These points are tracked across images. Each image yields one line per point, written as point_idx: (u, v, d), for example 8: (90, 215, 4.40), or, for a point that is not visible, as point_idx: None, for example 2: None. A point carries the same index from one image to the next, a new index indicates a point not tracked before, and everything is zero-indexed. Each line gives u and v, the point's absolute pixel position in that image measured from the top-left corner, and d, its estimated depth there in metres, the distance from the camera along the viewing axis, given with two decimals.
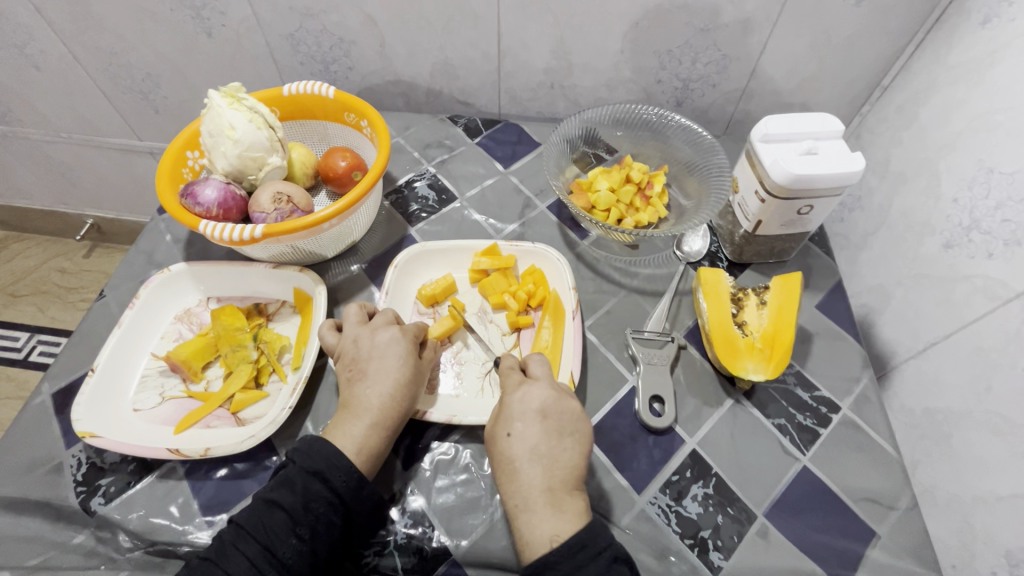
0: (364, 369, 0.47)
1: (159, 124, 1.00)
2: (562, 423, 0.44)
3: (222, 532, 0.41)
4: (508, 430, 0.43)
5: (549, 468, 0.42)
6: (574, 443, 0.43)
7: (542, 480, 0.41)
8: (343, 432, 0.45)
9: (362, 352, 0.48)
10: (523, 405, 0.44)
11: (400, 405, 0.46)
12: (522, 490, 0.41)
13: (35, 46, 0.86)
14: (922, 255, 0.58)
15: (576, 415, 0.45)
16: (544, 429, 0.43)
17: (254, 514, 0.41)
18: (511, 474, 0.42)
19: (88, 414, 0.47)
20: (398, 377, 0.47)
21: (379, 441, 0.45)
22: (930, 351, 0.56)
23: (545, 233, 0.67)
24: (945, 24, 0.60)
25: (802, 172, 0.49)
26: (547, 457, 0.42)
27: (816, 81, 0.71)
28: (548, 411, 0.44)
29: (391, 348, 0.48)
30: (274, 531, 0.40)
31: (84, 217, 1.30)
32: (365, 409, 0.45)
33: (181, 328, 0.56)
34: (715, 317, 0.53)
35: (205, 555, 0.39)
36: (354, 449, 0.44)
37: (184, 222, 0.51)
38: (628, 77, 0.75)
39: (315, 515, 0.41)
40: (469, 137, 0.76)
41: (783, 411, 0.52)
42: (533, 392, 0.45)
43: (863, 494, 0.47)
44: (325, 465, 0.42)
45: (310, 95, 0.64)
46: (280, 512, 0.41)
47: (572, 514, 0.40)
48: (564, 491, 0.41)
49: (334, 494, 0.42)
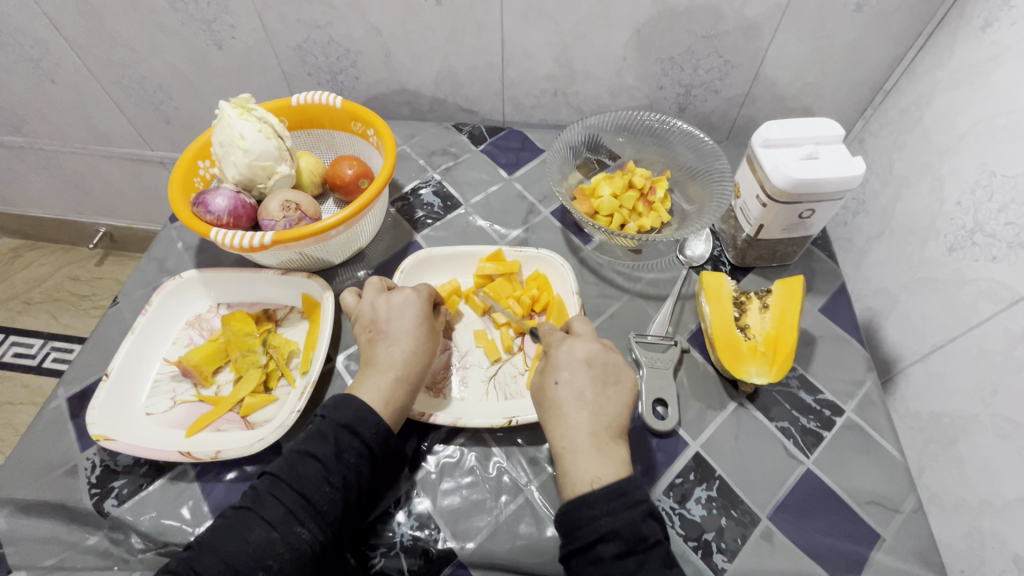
0: (383, 330, 0.49)
1: (171, 134, 1.02)
2: (606, 373, 0.46)
3: (263, 475, 0.44)
4: (556, 379, 0.46)
5: (596, 414, 0.44)
6: (619, 393, 0.46)
7: (588, 424, 0.43)
8: (369, 385, 0.47)
9: (380, 314, 0.50)
10: (568, 355, 0.46)
11: (419, 360, 0.49)
12: (569, 432, 0.43)
13: (51, 60, 0.88)
14: (926, 258, 0.59)
15: (621, 367, 0.47)
16: (590, 378, 0.45)
17: (287, 464, 0.43)
18: (558, 418, 0.44)
19: (103, 417, 0.49)
20: (416, 334, 0.49)
21: (404, 394, 0.47)
22: (936, 354, 0.56)
23: (549, 239, 0.67)
24: (945, 28, 0.61)
25: (802, 177, 0.50)
26: (592, 404, 0.44)
27: (817, 87, 0.72)
28: (593, 361, 0.46)
29: (408, 309, 0.50)
30: (306, 480, 0.42)
31: (97, 225, 1.33)
32: (389, 365, 0.48)
33: (193, 333, 0.57)
34: (718, 321, 0.53)
35: (242, 502, 0.42)
36: (380, 401, 0.46)
37: (196, 230, 0.52)
38: (631, 84, 0.76)
39: (347, 464, 0.43)
40: (473, 144, 0.77)
41: (787, 414, 0.52)
42: (579, 344, 0.47)
43: (869, 496, 0.47)
44: (354, 418, 0.45)
45: (317, 105, 0.65)
46: (312, 462, 0.43)
47: (615, 460, 0.42)
48: (610, 438, 0.43)
49: (364, 445, 0.44)
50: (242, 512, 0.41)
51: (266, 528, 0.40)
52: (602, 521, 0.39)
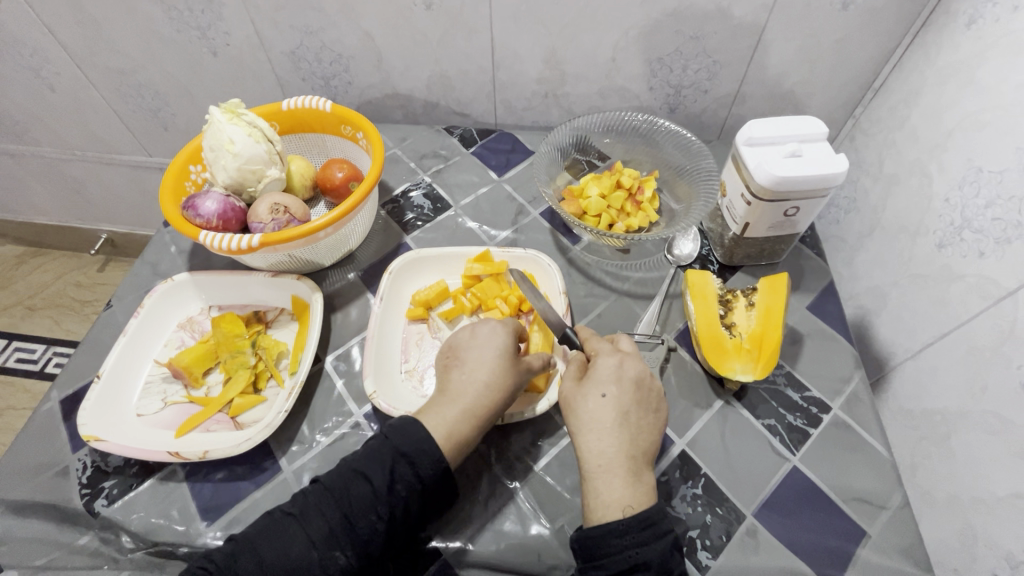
0: (462, 357, 0.49)
1: (169, 140, 1.04)
2: (648, 397, 0.46)
3: (311, 487, 0.43)
4: (604, 392, 0.45)
5: (635, 437, 0.43)
6: (655, 419, 0.46)
7: (628, 447, 0.43)
8: (437, 413, 0.45)
9: (461, 342, 0.50)
10: (621, 373, 0.46)
11: (494, 394, 0.46)
12: (608, 452, 0.42)
13: (50, 69, 0.89)
14: (916, 255, 0.59)
15: (658, 393, 0.47)
16: (635, 399, 0.45)
17: (341, 482, 0.42)
18: (598, 433, 0.43)
19: (94, 418, 0.49)
20: (495, 367, 0.47)
21: (467, 428, 0.45)
22: (927, 351, 0.56)
23: (538, 239, 0.68)
24: (931, 26, 0.61)
25: (785, 175, 0.50)
26: (634, 426, 0.44)
27: (806, 86, 0.72)
28: (641, 383, 0.46)
29: (493, 340, 0.49)
30: (356, 504, 0.41)
31: (99, 231, 1.35)
32: (461, 394, 0.46)
33: (184, 336, 0.58)
34: (703, 318, 0.54)
35: (287, 510, 0.42)
36: (443, 433, 0.44)
37: (185, 233, 0.53)
38: (621, 85, 0.76)
39: (397, 497, 0.42)
40: (464, 146, 0.78)
41: (774, 412, 0.52)
42: (630, 363, 0.46)
43: (856, 493, 0.47)
44: (415, 448, 0.43)
45: (308, 109, 0.66)
46: (366, 485, 0.42)
47: (647, 488, 0.42)
48: (643, 463, 0.43)
49: (417, 479, 0.43)
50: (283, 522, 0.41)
51: (305, 547, 0.39)
52: (631, 552, 0.38)
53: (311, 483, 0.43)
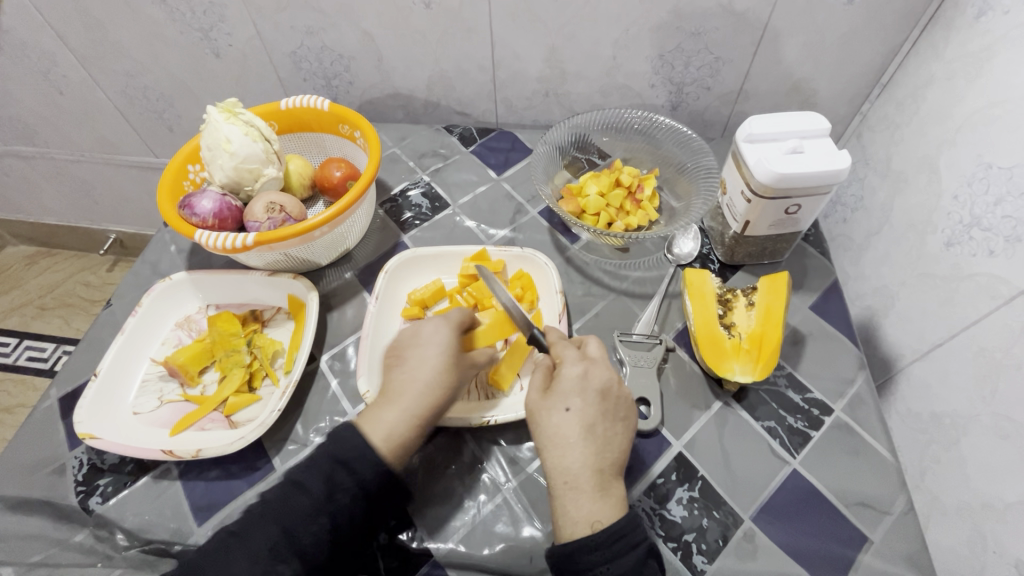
0: (406, 356, 0.48)
1: (174, 141, 1.04)
2: (617, 407, 0.45)
3: (295, 475, 0.41)
4: (567, 406, 0.43)
5: (602, 450, 0.43)
6: (624, 429, 0.44)
7: (595, 460, 0.42)
8: (375, 416, 0.44)
9: (406, 340, 0.49)
10: (584, 383, 0.44)
11: (434, 394, 0.45)
12: (573, 468, 0.41)
13: (58, 72, 0.91)
14: (924, 254, 0.57)
15: (628, 402, 0.46)
16: (601, 411, 0.44)
17: (280, 495, 0.40)
18: (561, 448, 0.42)
19: (90, 416, 0.49)
20: (436, 366, 0.46)
21: (409, 433, 0.44)
22: (935, 352, 0.55)
23: (537, 239, 0.67)
24: (940, 20, 0.59)
25: (786, 172, 0.49)
26: (601, 439, 0.43)
27: (811, 82, 0.71)
28: (608, 393, 0.44)
29: (434, 338, 0.48)
30: (297, 515, 0.39)
31: (108, 232, 1.36)
32: (398, 395, 0.45)
33: (181, 334, 0.58)
34: (700, 318, 0.53)
35: (226, 531, 0.40)
36: (382, 436, 0.43)
37: (181, 232, 0.53)
38: (622, 82, 0.75)
39: (340, 504, 0.40)
40: (463, 145, 0.77)
41: (774, 414, 0.51)
42: (596, 372, 0.45)
43: (859, 498, 0.46)
44: (354, 454, 0.41)
45: (306, 109, 0.66)
46: (305, 496, 0.40)
47: (615, 500, 0.41)
48: (611, 475, 0.42)
49: (360, 484, 0.41)
50: (268, 517, 0.40)
51: (291, 550, 0.39)
52: (601, 567, 0.38)
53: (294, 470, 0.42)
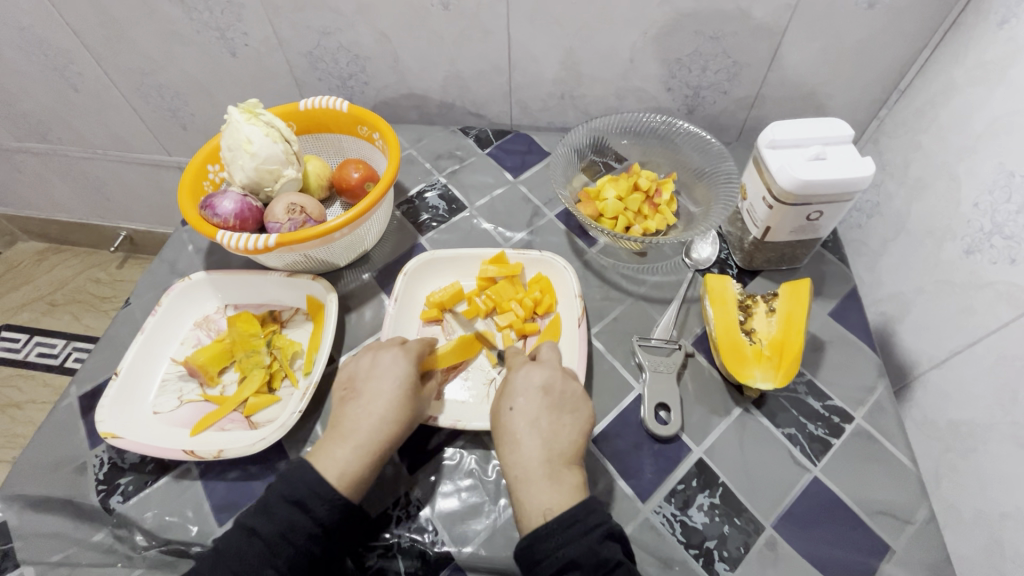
0: (361, 389, 0.48)
1: (187, 140, 1.05)
2: (562, 400, 0.45)
3: (267, 498, 0.42)
4: (511, 405, 0.45)
5: (550, 442, 0.43)
6: (574, 420, 0.45)
7: (542, 452, 0.42)
8: (327, 452, 0.44)
9: (360, 372, 0.49)
10: (525, 382, 0.46)
11: (390, 427, 0.46)
12: (522, 461, 0.42)
13: (74, 69, 0.91)
14: (942, 261, 0.57)
15: (578, 395, 0.46)
16: (546, 405, 0.45)
17: (232, 541, 0.41)
18: (512, 445, 0.43)
19: (111, 415, 0.50)
20: (390, 399, 0.47)
21: (365, 467, 0.44)
22: (952, 360, 0.55)
23: (553, 242, 0.67)
24: (961, 26, 0.59)
25: (809, 178, 0.49)
26: (548, 432, 0.43)
27: (829, 87, 0.71)
28: (550, 388, 0.46)
29: (389, 369, 0.48)
30: (251, 560, 0.39)
31: (118, 229, 1.37)
32: (352, 430, 0.45)
33: (200, 334, 0.58)
34: (722, 324, 0.53)
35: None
36: (336, 474, 0.43)
37: (203, 232, 0.53)
38: (638, 86, 0.75)
39: (295, 546, 0.40)
40: (479, 147, 0.77)
41: (794, 421, 0.51)
42: (535, 370, 0.47)
43: (879, 506, 0.46)
44: (307, 494, 0.41)
45: (324, 110, 0.66)
46: (257, 541, 0.40)
47: (570, 487, 0.41)
48: (563, 465, 0.42)
49: (317, 524, 0.41)
50: (248, 538, 0.40)
51: (273, 572, 0.39)
52: (559, 553, 0.37)
53: (267, 491, 0.43)
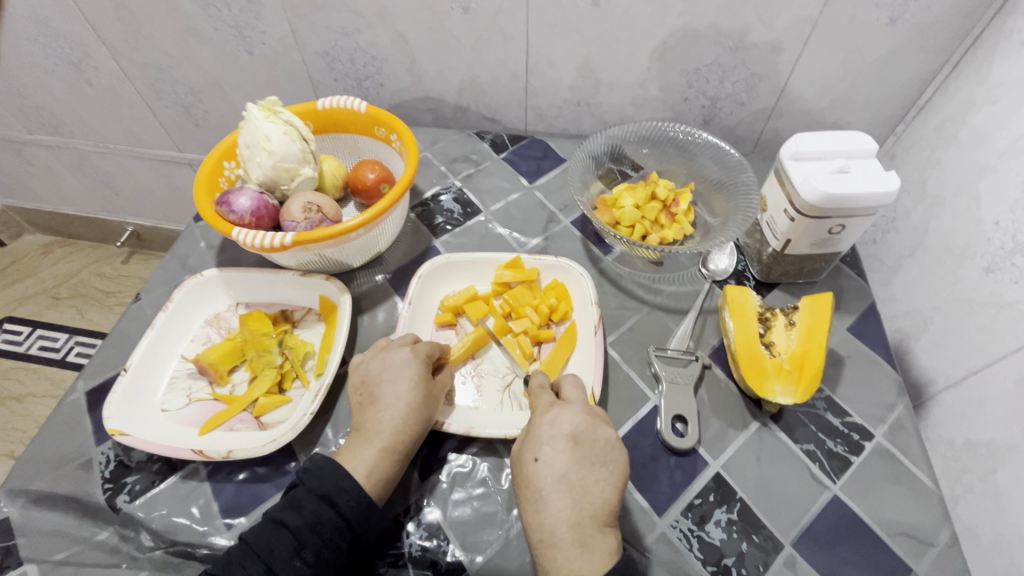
0: (378, 393, 0.47)
1: (199, 136, 1.04)
2: (594, 453, 0.43)
3: (295, 492, 0.43)
4: (537, 456, 0.43)
5: (580, 502, 0.41)
6: (607, 475, 0.43)
7: (571, 513, 0.41)
8: (355, 455, 0.44)
9: (374, 375, 0.48)
10: (553, 430, 0.44)
11: (412, 431, 0.46)
12: (548, 522, 0.41)
13: (89, 63, 0.91)
14: (962, 279, 0.56)
15: (611, 446, 0.44)
16: (576, 458, 0.43)
17: (261, 532, 0.41)
18: (538, 504, 0.42)
19: (120, 411, 0.49)
20: (410, 401, 0.46)
21: (391, 468, 0.44)
22: (971, 380, 0.54)
23: (568, 248, 0.67)
24: (983, 43, 0.58)
25: (833, 192, 0.48)
26: (577, 488, 0.42)
27: (847, 102, 0.70)
28: (579, 438, 0.43)
29: (403, 371, 0.47)
30: (279, 550, 0.40)
31: (125, 224, 1.36)
32: (377, 433, 0.45)
33: (211, 332, 0.58)
34: (741, 336, 0.52)
35: (211, 568, 0.39)
36: (364, 473, 0.43)
37: (218, 228, 0.52)
38: (656, 95, 0.75)
39: (321, 539, 0.40)
40: (494, 152, 0.77)
41: (813, 437, 0.50)
42: (565, 416, 0.44)
43: (899, 527, 0.45)
44: (334, 488, 0.42)
45: (342, 110, 0.66)
46: (286, 532, 0.40)
47: (601, 554, 0.40)
48: (595, 528, 0.41)
49: (342, 518, 0.42)
50: (277, 529, 0.41)
51: (300, 564, 0.40)
52: None
53: (295, 485, 0.44)
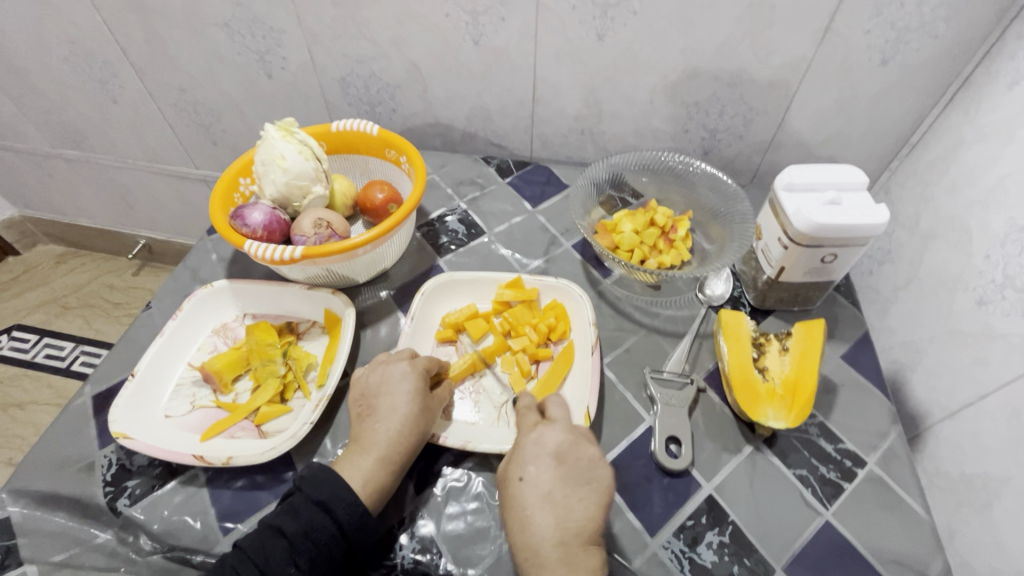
0: (375, 405, 0.48)
1: (215, 154, 1.08)
2: (577, 471, 0.44)
3: (292, 499, 0.44)
4: (521, 475, 0.44)
5: (564, 520, 0.42)
6: (592, 493, 0.43)
7: (554, 531, 0.41)
8: (352, 464, 0.45)
9: (373, 387, 0.49)
10: (537, 449, 0.45)
11: (408, 442, 0.47)
12: (534, 541, 0.41)
13: (116, 82, 0.95)
14: (955, 311, 0.57)
15: (595, 462, 0.44)
16: (559, 477, 0.44)
17: (256, 538, 0.42)
18: (523, 522, 0.42)
19: (125, 415, 0.50)
20: (407, 413, 0.47)
21: (387, 479, 0.45)
22: (965, 412, 0.54)
23: (568, 270, 0.68)
24: (971, 85, 0.61)
25: (824, 221, 0.50)
26: (562, 507, 0.42)
27: (842, 137, 0.73)
28: (563, 456, 0.44)
29: (401, 383, 0.49)
30: (274, 556, 0.41)
31: (138, 237, 1.39)
32: (374, 444, 0.46)
33: (217, 341, 0.59)
34: (735, 360, 0.53)
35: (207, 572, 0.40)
36: (360, 482, 0.44)
37: (231, 240, 0.54)
38: (657, 126, 0.78)
39: (315, 545, 0.41)
40: (500, 176, 0.79)
41: (805, 462, 0.50)
42: (548, 434, 0.46)
43: (893, 555, 0.45)
44: (330, 496, 0.43)
45: (355, 133, 0.69)
46: (282, 538, 0.41)
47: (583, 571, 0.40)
48: (578, 546, 0.41)
49: (337, 526, 0.42)
50: (272, 535, 0.42)
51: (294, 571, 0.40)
52: None
53: (292, 492, 0.44)
